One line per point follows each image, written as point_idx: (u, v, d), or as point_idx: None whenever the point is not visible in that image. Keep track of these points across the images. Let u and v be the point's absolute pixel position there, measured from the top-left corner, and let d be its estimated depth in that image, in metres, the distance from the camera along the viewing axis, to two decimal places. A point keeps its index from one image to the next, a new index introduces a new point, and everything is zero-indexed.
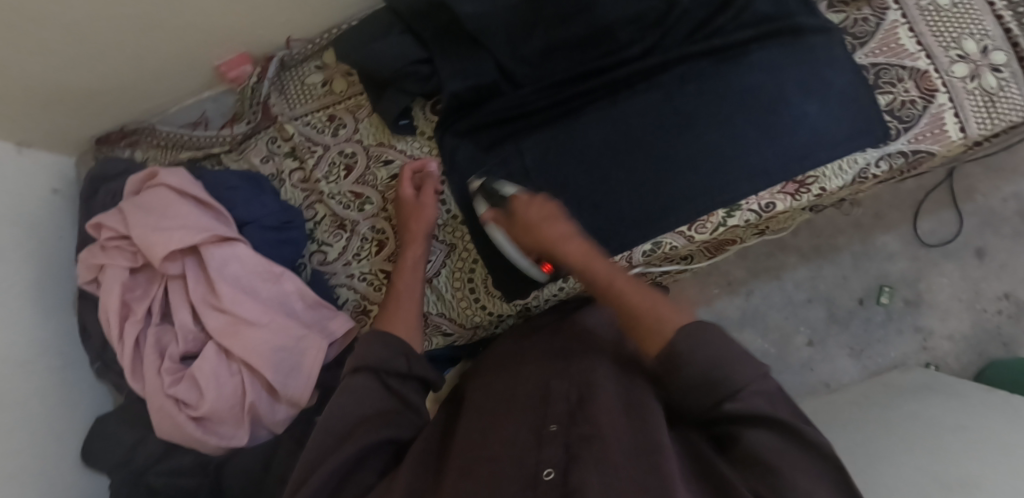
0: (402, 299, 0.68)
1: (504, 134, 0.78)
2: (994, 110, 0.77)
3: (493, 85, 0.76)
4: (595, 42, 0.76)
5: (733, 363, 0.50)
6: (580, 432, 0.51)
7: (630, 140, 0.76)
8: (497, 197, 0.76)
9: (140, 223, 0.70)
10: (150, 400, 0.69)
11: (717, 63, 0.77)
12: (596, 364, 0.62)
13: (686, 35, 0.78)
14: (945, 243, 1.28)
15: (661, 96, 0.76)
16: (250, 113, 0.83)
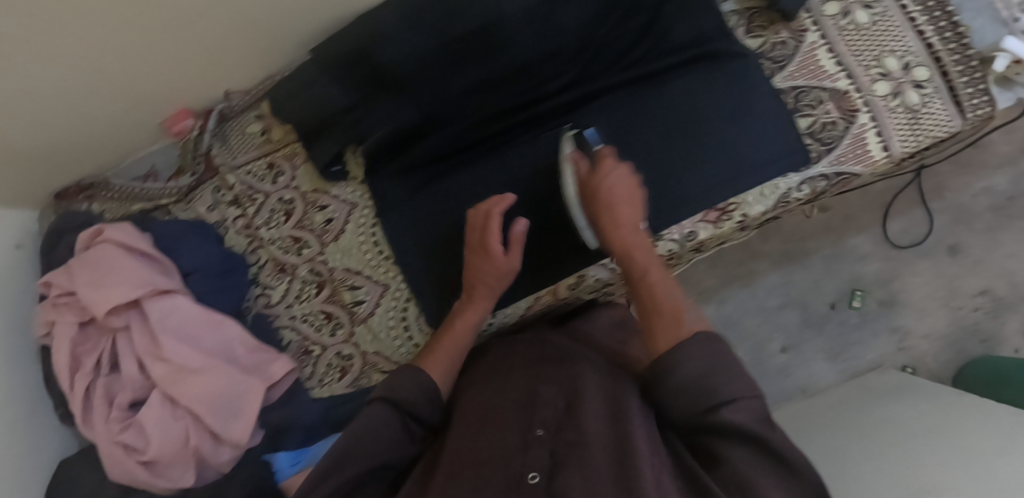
0: (447, 343, 0.68)
1: (432, 177, 0.79)
2: (916, 126, 0.78)
3: (418, 127, 0.77)
4: (515, 80, 0.77)
5: (722, 372, 0.50)
6: (564, 439, 0.53)
7: (553, 174, 0.77)
8: (427, 239, 0.78)
9: (85, 280, 0.74)
10: (101, 447, 0.73)
11: (637, 93, 0.78)
12: (587, 368, 0.63)
13: (608, 67, 0.78)
14: (916, 243, 1.28)
15: (582, 129, 0.78)
16: (192, 165, 0.86)
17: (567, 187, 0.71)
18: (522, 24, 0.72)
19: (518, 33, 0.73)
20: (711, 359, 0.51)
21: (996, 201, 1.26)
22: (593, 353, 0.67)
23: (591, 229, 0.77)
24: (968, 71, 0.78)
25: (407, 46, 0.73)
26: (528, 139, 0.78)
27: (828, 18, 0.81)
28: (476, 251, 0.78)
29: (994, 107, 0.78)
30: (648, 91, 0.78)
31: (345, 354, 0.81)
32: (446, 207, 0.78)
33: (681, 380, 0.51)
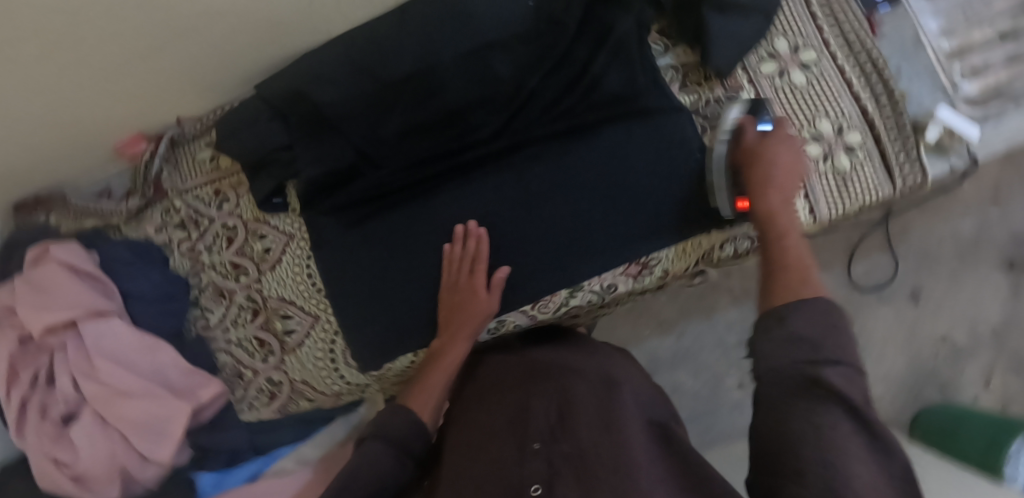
0: (437, 375, 0.75)
1: (365, 218, 0.81)
2: (844, 191, 0.77)
3: (354, 166, 0.80)
4: (447, 126, 0.79)
5: (834, 339, 0.51)
6: (561, 449, 0.56)
7: (483, 218, 0.79)
8: (360, 276, 0.80)
9: (29, 299, 0.78)
10: (33, 458, 0.76)
11: (567, 144, 0.80)
12: (578, 378, 0.65)
13: (539, 118, 0.80)
14: (879, 286, 1.36)
15: (515, 175, 0.80)
16: (142, 188, 0.90)
17: (718, 148, 0.72)
18: (454, 71, 0.75)
19: (450, 79, 0.75)
20: (829, 323, 0.52)
21: (961, 247, 1.35)
22: (582, 366, 0.69)
23: (516, 275, 0.79)
24: (902, 138, 0.77)
25: (343, 88, 0.76)
26: (459, 182, 0.81)
27: (764, 77, 0.79)
28: (409, 290, 0.79)
29: (926, 177, 0.77)
30: (579, 144, 0.80)
31: (275, 380, 0.84)
32: (377, 247, 0.80)
33: (795, 331, 0.52)
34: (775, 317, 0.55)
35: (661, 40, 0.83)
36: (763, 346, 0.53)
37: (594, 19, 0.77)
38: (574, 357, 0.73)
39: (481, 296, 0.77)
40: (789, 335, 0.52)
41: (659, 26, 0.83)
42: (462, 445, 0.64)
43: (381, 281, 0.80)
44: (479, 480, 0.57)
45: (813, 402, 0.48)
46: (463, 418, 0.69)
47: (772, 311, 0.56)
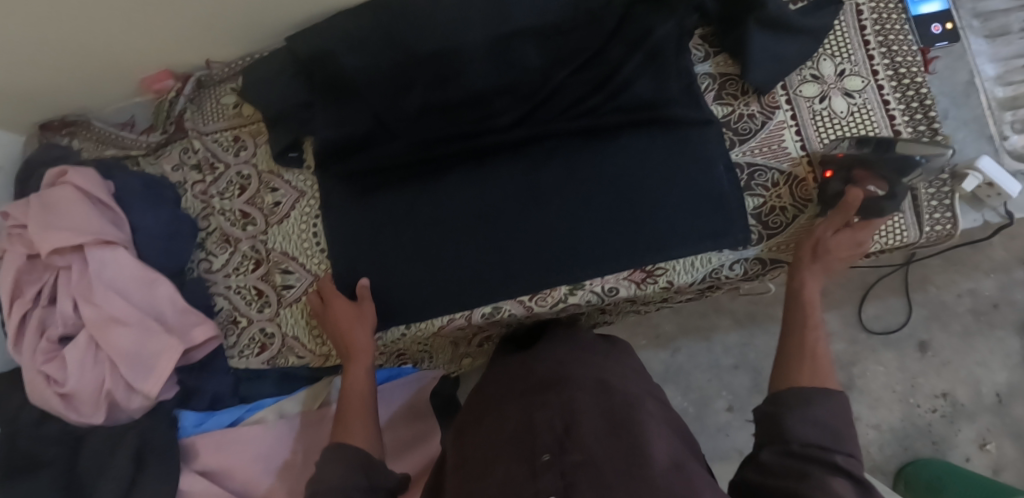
0: (351, 408, 0.71)
1: (377, 186, 0.82)
2: None
3: (370, 133, 0.81)
4: (467, 107, 0.80)
5: (843, 430, 0.58)
6: (571, 459, 0.58)
7: (486, 204, 0.80)
8: (361, 241, 0.81)
9: (39, 217, 0.79)
10: (26, 372, 0.78)
11: (587, 143, 0.79)
12: (577, 389, 0.69)
13: (559, 113, 0.79)
14: (889, 331, 1.38)
15: (529, 165, 0.80)
16: (164, 125, 0.90)
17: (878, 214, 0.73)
18: (482, 54, 0.77)
19: (473, 62, 0.77)
20: (838, 418, 0.59)
21: (977, 305, 1.36)
22: (580, 371, 0.74)
23: (513, 267, 0.79)
24: (937, 184, 0.74)
25: (375, 52, 0.78)
26: (467, 167, 0.81)
27: (803, 99, 0.77)
28: (410, 262, 0.80)
29: (955, 227, 0.74)
30: (595, 145, 0.79)
31: (267, 332, 0.84)
32: (386, 216, 0.81)
33: (818, 421, 0.58)
34: (799, 391, 0.61)
35: (702, 45, 0.80)
36: (784, 421, 0.59)
37: (632, 22, 0.77)
38: (575, 363, 0.77)
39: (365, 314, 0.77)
40: (810, 417, 0.59)
41: (703, 31, 0.81)
42: (469, 464, 0.66)
43: (381, 252, 0.81)
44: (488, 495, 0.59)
45: (823, 470, 0.54)
46: (465, 439, 0.71)
47: (791, 389, 0.62)
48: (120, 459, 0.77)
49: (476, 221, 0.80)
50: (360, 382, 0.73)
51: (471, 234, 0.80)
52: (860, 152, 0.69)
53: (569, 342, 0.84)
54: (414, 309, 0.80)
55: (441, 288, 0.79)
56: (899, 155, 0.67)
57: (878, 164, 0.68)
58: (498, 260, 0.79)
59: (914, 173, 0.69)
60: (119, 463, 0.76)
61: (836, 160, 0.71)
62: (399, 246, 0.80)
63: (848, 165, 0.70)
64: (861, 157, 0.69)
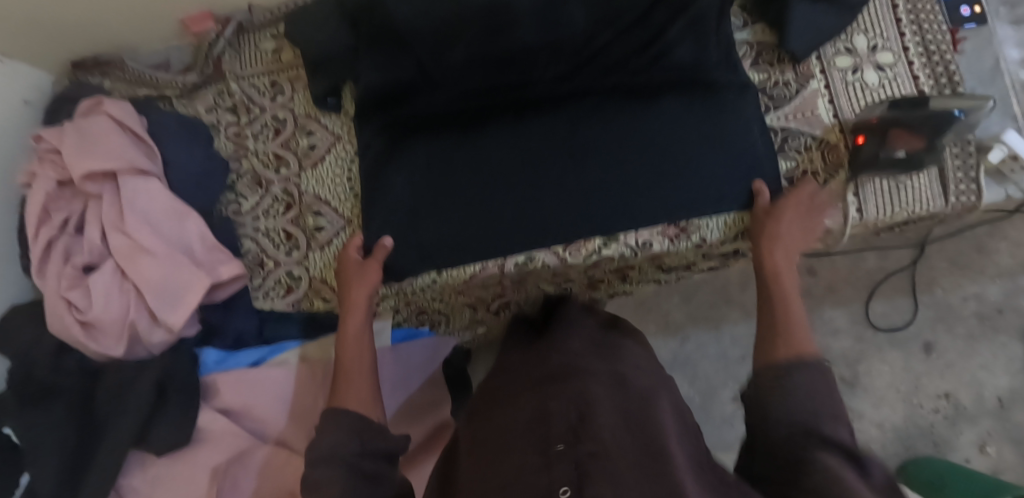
0: (354, 372, 0.69)
1: (418, 131, 0.82)
2: (895, 197, 0.76)
3: (412, 81, 0.80)
4: (515, 61, 0.79)
5: (829, 401, 0.55)
6: (587, 448, 0.53)
7: (524, 156, 0.80)
8: (400, 182, 0.81)
9: (73, 142, 0.78)
10: (46, 299, 0.76)
11: (628, 101, 0.80)
12: (591, 380, 0.65)
13: (602, 71, 0.81)
14: (893, 329, 1.38)
15: (569, 120, 0.81)
16: (202, 66, 0.90)
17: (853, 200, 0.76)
18: (532, 9, 0.74)
19: (524, 17, 0.74)
20: (821, 390, 0.57)
21: (982, 309, 1.37)
22: (594, 364, 0.70)
23: (545, 220, 0.79)
24: (963, 155, 0.76)
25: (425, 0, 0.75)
26: (509, 120, 0.82)
27: (836, 70, 0.79)
28: (445, 209, 0.80)
29: (979, 198, 0.75)
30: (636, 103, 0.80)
31: (294, 275, 0.84)
32: (425, 164, 0.81)
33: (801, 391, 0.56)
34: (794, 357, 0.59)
35: (742, 14, 0.82)
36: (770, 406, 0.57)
37: None
38: (590, 355, 0.73)
39: (367, 273, 0.77)
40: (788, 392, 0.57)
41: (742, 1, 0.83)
42: (479, 458, 0.61)
43: (415, 200, 0.80)
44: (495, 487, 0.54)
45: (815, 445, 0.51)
46: (475, 432, 0.67)
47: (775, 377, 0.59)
48: (140, 390, 0.74)
49: (516, 173, 0.80)
50: (357, 338, 0.73)
51: (512, 185, 0.80)
52: (893, 114, 0.69)
53: (592, 339, 0.79)
54: (446, 257, 0.79)
55: (479, 236, 0.79)
56: (940, 111, 0.68)
57: (916, 125, 0.69)
58: (532, 212, 0.79)
59: (952, 130, 0.71)
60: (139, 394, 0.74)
61: (870, 125, 0.71)
62: (438, 191, 0.80)
63: (883, 128, 0.70)
64: (894, 120, 0.69)
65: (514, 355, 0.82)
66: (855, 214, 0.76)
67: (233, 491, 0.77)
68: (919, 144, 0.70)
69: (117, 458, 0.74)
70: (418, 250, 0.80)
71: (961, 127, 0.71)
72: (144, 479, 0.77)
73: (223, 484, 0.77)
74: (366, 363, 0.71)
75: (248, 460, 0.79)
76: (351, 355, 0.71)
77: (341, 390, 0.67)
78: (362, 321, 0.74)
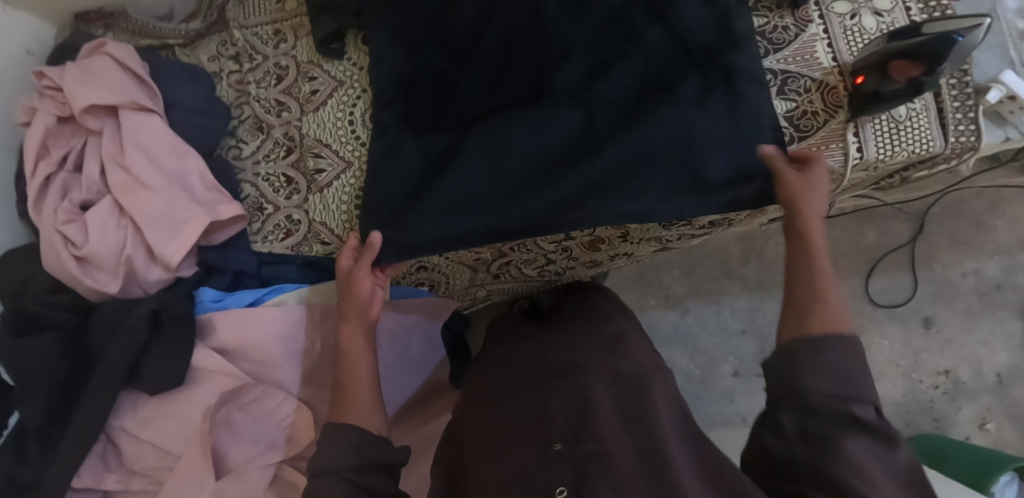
0: (354, 368, 0.68)
1: (429, 116, 0.78)
2: (896, 137, 0.77)
3: (419, 35, 0.79)
4: (528, 37, 0.77)
5: (859, 377, 0.54)
6: (585, 448, 0.56)
7: (510, 107, 0.76)
8: (409, 171, 0.77)
9: (74, 78, 0.78)
10: (43, 233, 0.75)
11: (626, 49, 0.75)
12: (593, 375, 0.66)
13: (619, 45, 0.75)
14: (894, 305, 1.34)
15: (568, 68, 0.75)
16: (207, 14, 0.92)
17: (852, 146, 0.76)
18: None
19: None
20: (851, 366, 0.55)
21: (981, 285, 1.33)
22: (591, 357, 0.70)
23: (524, 180, 0.74)
24: (962, 97, 0.77)
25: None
26: (522, 101, 0.76)
27: (835, 15, 0.80)
28: (426, 167, 0.77)
29: (978, 139, 0.77)
30: (653, 86, 0.73)
31: (294, 219, 0.84)
32: (410, 122, 0.78)
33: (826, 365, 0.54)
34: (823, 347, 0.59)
35: None
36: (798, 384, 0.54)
37: None
38: (590, 350, 0.73)
39: (361, 282, 0.72)
40: (818, 368, 0.54)
41: None
42: (480, 450, 0.63)
43: (397, 160, 0.77)
44: (496, 484, 0.57)
45: (839, 430, 0.51)
46: (476, 424, 0.67)
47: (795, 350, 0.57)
48: (134, 321, 0.74)
49: (527, 160, 0.74)
50: (348, 339, 0.69)
51: (524, 175, 0.74)
52: (891, 45, 0.69)
53: (588, 330, 0.79)
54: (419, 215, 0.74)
55: (489, 228, 0.74)
56: (938, 34, 0.66)
57: (914, 54, 0.68)
58: (514, 170, 0.74)
59: (952, 56, 0.67)
60: (133, 325, 0.73)
61: (867, 66, 0.72)
62: (444, 179, 0.74)
63: (881, 64, 0.71)
64: (893, 51, 0.69)
65: (511, 345, 0.82)
66: (855, 152, 0.77)
67: (226, 431, 0.75)
68: (920, 71, 0.68)
69: (108, 391, 0.73)
70: (396, 210, 0.76)
71: (959, 54, 0.68)
72: (136, 419, 0.77)
73: (216, 424, 0.75)
74: (364, 357, 0.69)
75: (240, 399, 0.77)
76: (351, 355, 0.69)
77: (344, 408, 0.64)
78: (359, 336, 0.70)
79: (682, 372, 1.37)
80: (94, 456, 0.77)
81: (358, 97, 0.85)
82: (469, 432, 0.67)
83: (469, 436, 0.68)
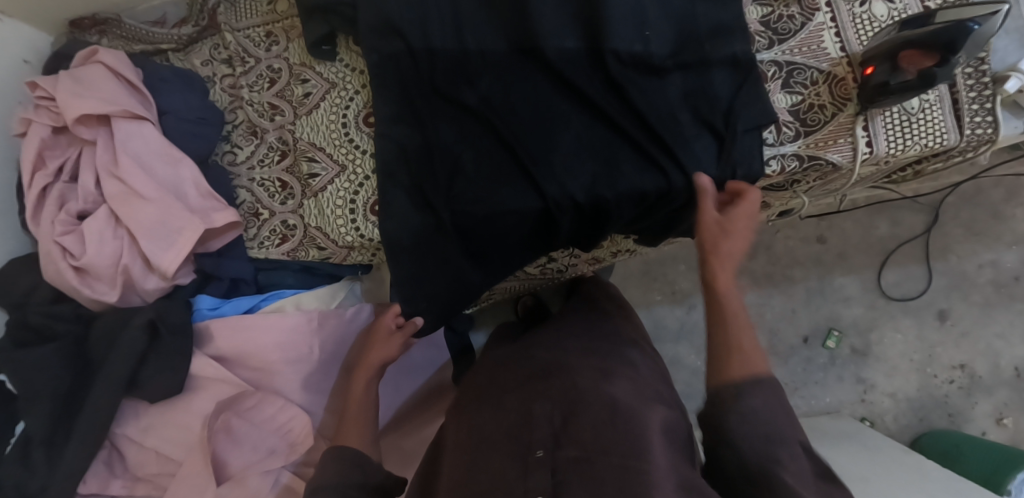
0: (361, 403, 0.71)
1: (422, 192, 0.76)
2: (907, 131, 0.74)
3: (420, 107, 0.75)
4: (538, 116, 0.74)
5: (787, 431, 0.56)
6: (565, 456, 0.56)
7: (501, 178, 0.74)
8: (412, 239, 0.77)
9: (66, 87, 0.78)
10: (40, 243, 0.76)
11: (641, 127, 0.73)
12: (580, 376, 0.65)
13: (624, 119, 0.73)
14: (908, 298, 1.31)
15: (576, 146, 0.73)
16: (198, 18, 0.90)
17: (860, 140, 0.74)
18: (559, 19, 0.73)
19: (552, 26, 0.73)
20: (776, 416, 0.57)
21: (999, 277, 1.29)
22: (581, 359, 0.70)
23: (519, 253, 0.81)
24: (978, 87, 0.73)
25: (483, 32, 0.74)
26: (526, 188, 0.73)
27: (843, 3, 0.76)
28: (427, 241, 0.78)
29: (996, 131, 0.73)
30: (658, 178, 0.72)
31: (289, 224, 0.83)
32: (412, 198, 0.77)
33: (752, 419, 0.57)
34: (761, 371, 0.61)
35: None
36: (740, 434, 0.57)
37: None
38: (580, 349, 0.73)
39: (391, 343, 0.78)
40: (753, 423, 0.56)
41: None
42: (461, 449, 0.63)
43: (400, 238, 0.77)
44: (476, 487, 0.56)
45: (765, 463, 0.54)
46: (460, 424, 0.67)
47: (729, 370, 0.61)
48: (131, 331, 0.75)
49: (526, 236, 0.78)
50: (362, 387, 0.73)
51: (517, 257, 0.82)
52: (902, 35, 0.66)
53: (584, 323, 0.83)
54: (424, 287, 0.80)
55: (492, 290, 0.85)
56: (951, 22, 0.63)
57: (928, 43, 0.65)
58: (503, 245, 0.79)
59: (965, 45, 0.65)
60: (131, 335, 0.75)
61: (878, 55, 0.69)
62: (452, 261, 0.79)
63: (890, 54, 0.68)
64: (904, 41, 0.66)
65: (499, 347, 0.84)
66: (865, 146, 0.74)
67: (226, 437, 0.77)
68: (931, 63, 0.66)
69: (108, 400, 0.74)
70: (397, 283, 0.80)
71: (974, 42, 0.66)
72: (138, 426, 0.78)
73: (217, 432, 0.77)
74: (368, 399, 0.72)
75: (239, 406, 0.79)
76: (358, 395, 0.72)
77: (343, 429, 0.68)
78: (370, 380, 0.74)
79: (689, 368, 1.35)
80: (99, 463, 0.79)
81: (352, 97, 0.83)
82: (453, 434, 0.67)
83: (451, 438, 0.68)
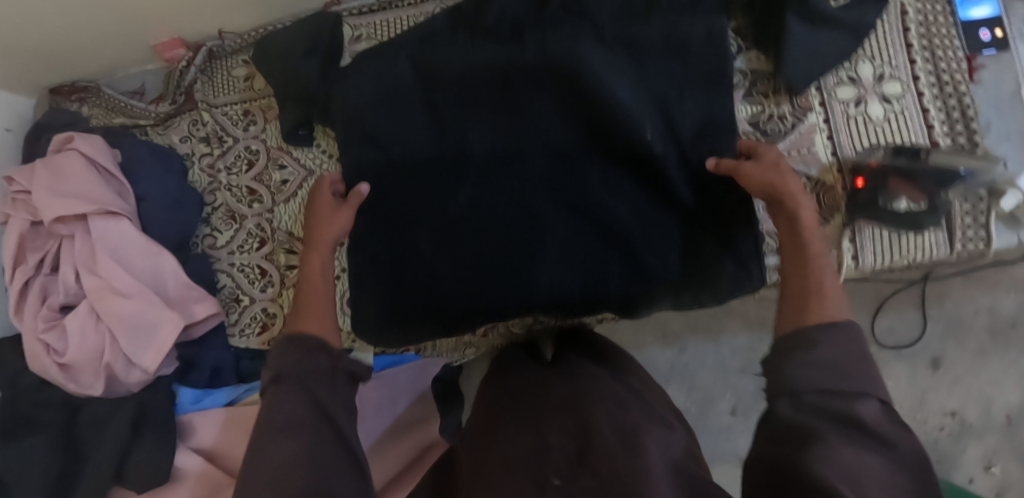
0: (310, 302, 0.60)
1: (398, 292, 0.77)
2: (895, 244, 0.72)
3: (400, 210, 0.76)
4: (519, 222, 0.74)
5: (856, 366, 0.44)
6: (583, 487, 0.43)
7: (479, 284, 0.75)
8: (389, 330, 0.79)
9: (41, 183, 0.77)
10: (25, 340, 0.77)
11: (620, 236, 0.74)
12: (592, 405, 0.54)
13: (601, 228, 0.74)
14: (898, 345, 1.11)
15: (557, 253, 0.74)
16: (173, 94, 0.89)
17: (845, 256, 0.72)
18: (545, 125, 0.73)
19: (535, 135, 0.73)
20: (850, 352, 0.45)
21: None
22: (591, 384, 0.60)
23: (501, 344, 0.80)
24: (972, 200, 0.71)
25: (470, 133, 0.74)
26: (505, 289, 0.75)
27: (838, 102, 0.73)
28: (409, 331, 0.79)
29: (988, 246, 0.71)
30: (636, 279, 0.74)
31: (269, 312, 0.84)
32: (392, 298, 0.77)
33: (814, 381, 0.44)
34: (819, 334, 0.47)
35: (735, 38, 0.76)
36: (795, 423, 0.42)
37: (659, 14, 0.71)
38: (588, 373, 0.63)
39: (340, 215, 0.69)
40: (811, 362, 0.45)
41: (736, 23, 0.76)
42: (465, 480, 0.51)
43: (385, 327, 0.79)
44: None
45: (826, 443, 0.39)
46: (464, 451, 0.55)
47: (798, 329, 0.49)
48: (116, 426, 0.77)
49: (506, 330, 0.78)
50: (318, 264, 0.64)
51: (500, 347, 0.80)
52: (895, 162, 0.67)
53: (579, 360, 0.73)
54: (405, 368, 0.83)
55: None
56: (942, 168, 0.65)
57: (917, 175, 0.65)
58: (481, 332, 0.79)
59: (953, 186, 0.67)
60: (116, 430, 0.76)
61: (870, 168, 0.68)
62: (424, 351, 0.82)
63: (884, 173, 0.67)
64: (895, 168, 0.67)
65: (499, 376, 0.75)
66: (851, 261, 0.72)
67: None
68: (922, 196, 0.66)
69: None
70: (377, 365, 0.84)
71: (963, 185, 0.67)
72: None
73: None
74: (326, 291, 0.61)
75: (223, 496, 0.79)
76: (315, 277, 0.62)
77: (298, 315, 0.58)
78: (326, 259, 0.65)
79: None
80: None
81: None
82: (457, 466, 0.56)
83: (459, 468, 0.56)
